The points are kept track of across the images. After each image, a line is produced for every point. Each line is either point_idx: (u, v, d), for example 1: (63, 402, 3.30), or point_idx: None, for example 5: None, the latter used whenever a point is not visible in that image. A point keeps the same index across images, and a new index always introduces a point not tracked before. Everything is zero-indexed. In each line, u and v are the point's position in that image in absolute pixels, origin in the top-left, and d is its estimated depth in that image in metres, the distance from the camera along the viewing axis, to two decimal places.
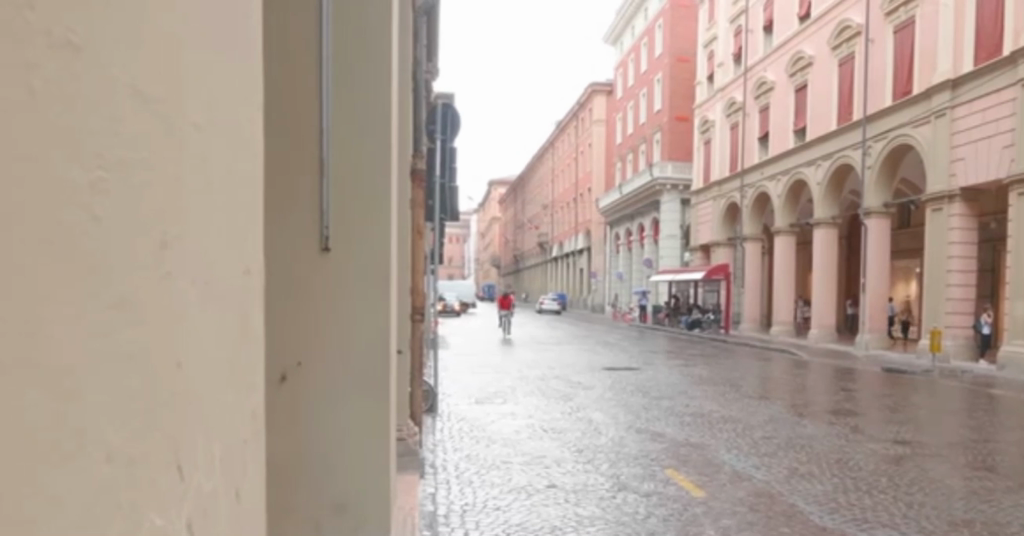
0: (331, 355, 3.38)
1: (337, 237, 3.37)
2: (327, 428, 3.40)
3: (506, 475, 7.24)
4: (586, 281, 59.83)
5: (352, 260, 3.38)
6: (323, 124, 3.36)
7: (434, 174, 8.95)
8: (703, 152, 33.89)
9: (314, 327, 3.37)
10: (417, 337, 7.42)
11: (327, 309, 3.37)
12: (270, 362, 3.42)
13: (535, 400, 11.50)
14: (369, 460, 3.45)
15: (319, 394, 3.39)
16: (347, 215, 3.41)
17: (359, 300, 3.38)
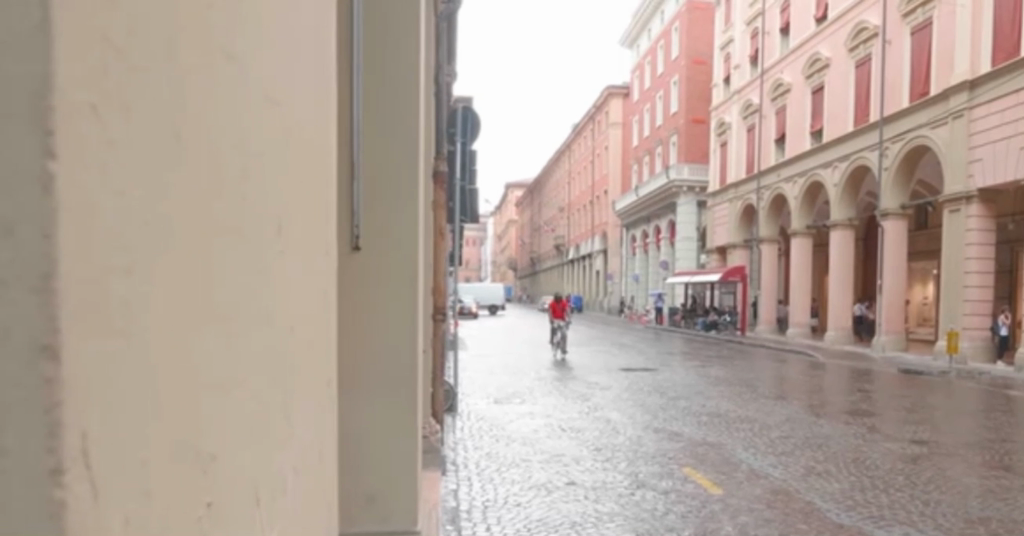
0: (365, 356, 3.52)
1: (368, 229, 3.51)
2: (359, 420, 3.54)
3: (526, 472, 7.38)
4: (601, 283, 59.90)
5: (387, 256, 3.52)
6: (353, 128, 3.49)
7: (454, 176, 9.15)
8: (720, 154, 33.98)
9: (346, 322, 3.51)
10: (438, 337, 7.56)
11: (360, 302, 3.51)
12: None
13: (553, 400, 11.64)
14: (398, 458, 3.59)
15: (350, 389, 3.53)
16: (379, 215, 3.55)
17: (390, 301, 3.53)
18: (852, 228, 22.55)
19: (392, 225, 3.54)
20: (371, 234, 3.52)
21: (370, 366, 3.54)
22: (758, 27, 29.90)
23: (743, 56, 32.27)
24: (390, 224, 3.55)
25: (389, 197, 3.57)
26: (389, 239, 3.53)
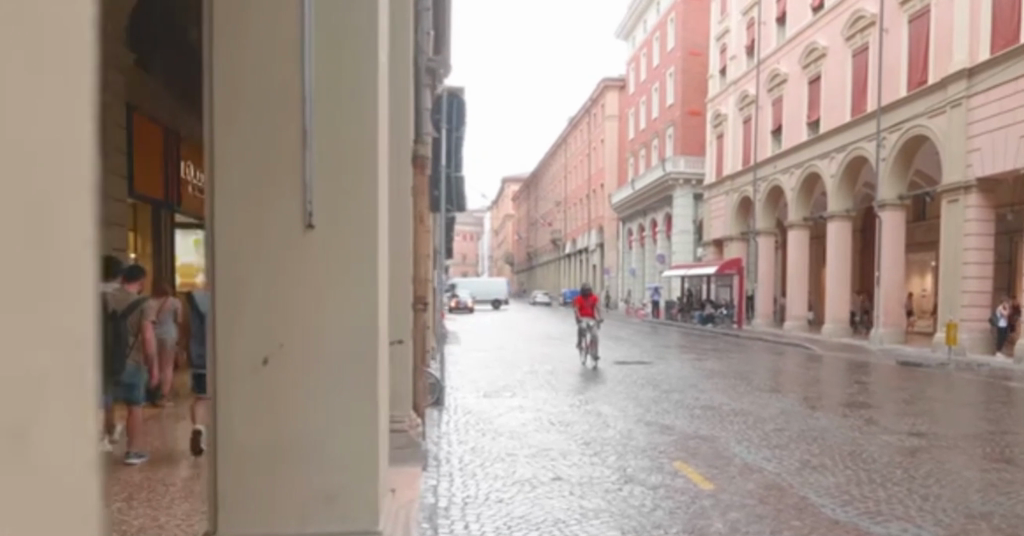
0: (320, 339, 3.37)
1: (321, 209, 3.37)
2: (319, 410, 3.39)
3: (510, 467, 7.09)
4: (600, 277, 59.54)
5: (340, 241, 3.37)
6: (305, 102, 3.34)
7: (440, 164, 8.77)
8: (716, 146, 33.78)
9: (296, 308, 3.37)
10: (421, 326, 7.31)
11: (313, 288, 3.37)
12: (249, 348, 3.36)
13: (544, 393, 11.34)
14: (360, 451, 3.42)
15: (307, 379, 3.38)
16: (339, 193, 3.39)
17: (347, 284, 3.37)
18: (851, 220, 22.25)
19: (348, 206, 3.39)
20: (323, 214, 3.37)
21: (328, 357, 3.38)
22: (755, 17, 29.57)
23: (740, 47, 31.98)
24: (345, 204, 3.39)
25: (343, 175, 3.39)
26: (345, 219, 3.38)
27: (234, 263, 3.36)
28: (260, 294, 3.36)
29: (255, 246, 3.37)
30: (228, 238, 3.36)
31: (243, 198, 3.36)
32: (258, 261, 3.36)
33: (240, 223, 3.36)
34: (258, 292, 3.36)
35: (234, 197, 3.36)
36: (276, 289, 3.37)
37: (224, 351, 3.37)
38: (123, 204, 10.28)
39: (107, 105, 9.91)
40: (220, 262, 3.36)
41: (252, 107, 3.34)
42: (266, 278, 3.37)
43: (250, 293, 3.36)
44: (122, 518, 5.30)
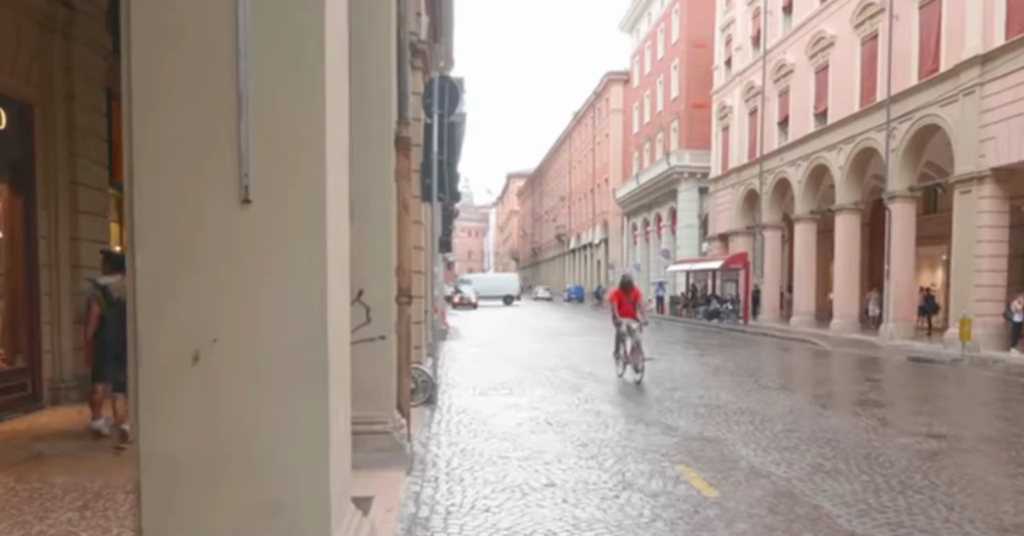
0: (262, 332, 2.93)
1: (260, 182, 2.94)
2: (260, 411, 2.94)
3: (501, 471, 6.45)
4: (604, 272, 58.92)
5: (284, 219, 2.94)
6: (240, 58, 2.90)
7: (430, 151, 7.70)
8: (721, 139, 33.25)
9: (231, 297, 2.93)
10: (405, 322, 6.71)
11: (253, 272, 2.93)
12: (176, 342, 2.91)
13: (543, 391, 10.72)
14: (308, 455, 2.95)
15: (246, 374, 2.93)
16: (282, 162, 2.95)
17: (293, 263, 2.94)
18: (859, 213, 21.50)
19: (293, 178, 2.95)
20: (263, 186, 2.94)
21: (270, 351, 2.93)
22: (761, 7, 29.02)
23: (745, 39, 31.40)
24: (288, 175, 2.95)
25: (284, 141, 2.94)
26: (289, 193, 2.95)
27: (160, 243, 2.91)
28: (189, 280, 2.91)
29: (183, 225, 2.92)
30: (152, 218, 2.91)
31: (171, 170, 2.92)
32: (187, 243, 2.92)
33: (166, 201, 2.92)
34: (186, 279, 2.91)
35: (160, 170, 2.91)
36: (207, 273, 2.92)
37: (147, 348, 2.91)
38: (102, 194, 9.77)
39: (83, 90, 9.41)
40: (143, 246, 2.91)
41: (179, 65, 2.90)
42: (194, 262, 2.92)
43: (178, 279, 2.91)
44: (69, 531, 4.87)
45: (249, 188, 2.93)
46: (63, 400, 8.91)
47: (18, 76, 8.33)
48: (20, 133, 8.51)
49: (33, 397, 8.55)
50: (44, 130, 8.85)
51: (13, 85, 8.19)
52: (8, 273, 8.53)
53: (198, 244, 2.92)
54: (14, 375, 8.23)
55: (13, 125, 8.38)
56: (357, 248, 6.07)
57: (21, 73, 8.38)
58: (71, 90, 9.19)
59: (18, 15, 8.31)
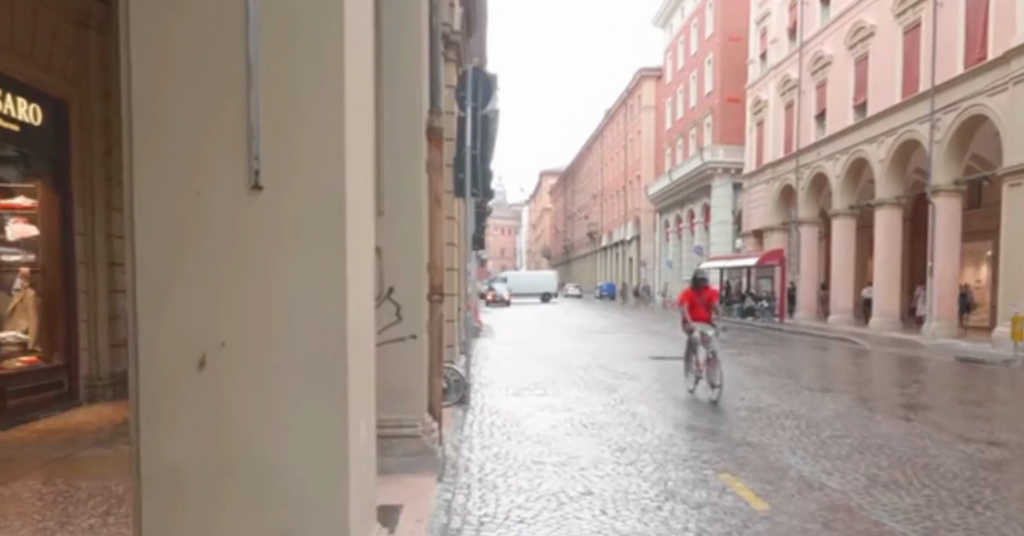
0: (273, 333, 2.63)
1: (271, 165, 2.64)
2: (271, 419, 2.63)
3: (535, 478, 6.04)
4: (636, 269, 58.27)
5: (298, 207, 2.63)
6: (250, 26, 2.60)
7: (463, 145, 7.25)
8: (757, 134, 32.62)
9: (241, 294, 2.62)
10: (437, 322, 6.38)
11: (263, 267, 2.63)
12: (180, 343, 2.62)
13: (577, 391, 10.33)
14: (326, 470, 2.64)
15: (257, 378, 2.63)
16: (294, 143, 2.64)
17: (308, 256, 2.63)
18: (900, 207, 20.88)
19: (308, 161, 2.64)
20: (275, 171, 2.64)
21: (283, 353, 2.63)
22: None
23: (781, 31, 30.72)
24: (303, 157, 2.64)
25: (298, 119, 2.64)
26: (303, 178, 2.64)
27: (162, 234, 2.62)
28: (194, 275, 2.62)
29: (187, 214, 2.63)
30: (153, 207, 2.63)
31: (173, 155, 2.63)
32: (191, 235, 2.62)
33: (167, 188, 2.63)
34: (190, 274, 2.62)
35: (161, 153, 2.62)
36: (214, 267, 2.62)
37: (148, 351, 2.63)
38: None
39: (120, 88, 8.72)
40: (143, 237, 2.62)
41: (182, 35, 2.60)
42: (199, 256, 2.62)
43: (182, 275, 2.62)
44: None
45: (259, 173, 2.62)
46: (100, 400, 8.19)
47: (53, 74, 7.64)
48: (53, 133, 7.82)
49: (69, 395, 7.88)
50: (82, 129, 8.18)
51: (49, 82, 7.52)
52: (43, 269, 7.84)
53: (203, 236, 2.62)
54: (49, 374, 7.54)
55: (48, 124, 7.71)
56: (384, 242, 5.77)
57: (59, 70, 7.73)
58: (107, 86, 8.52)
59: (55, 14, 7.63)
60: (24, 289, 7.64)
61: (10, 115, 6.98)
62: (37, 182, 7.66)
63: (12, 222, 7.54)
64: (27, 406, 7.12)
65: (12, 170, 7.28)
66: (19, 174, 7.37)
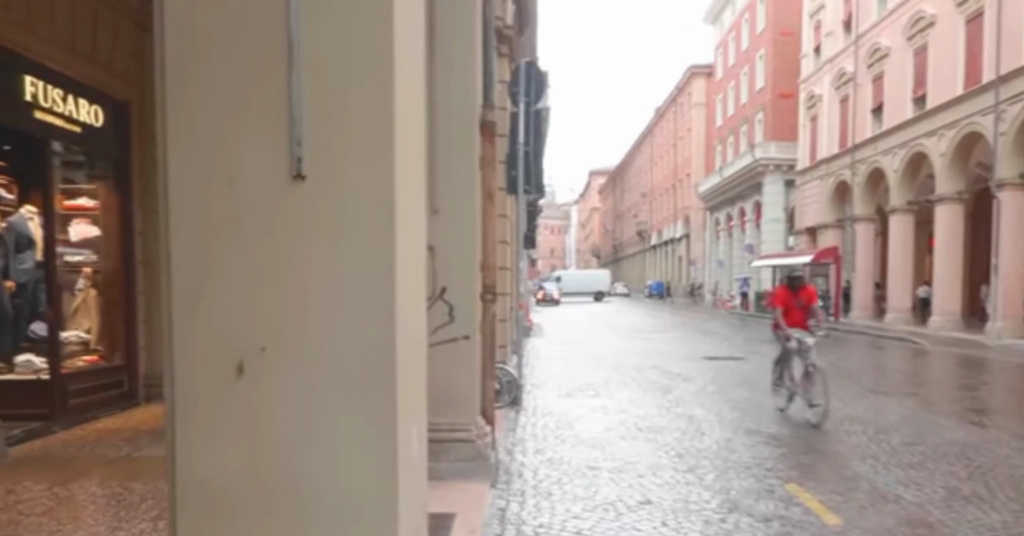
0: (313, 338, 2.40)
1: (312, 154, 2.41)
2: (312, 430, 2.41)
3: (592, 485, 5.68)
4: (684, 269, 57.32)
5: (340, 201, 2.40)
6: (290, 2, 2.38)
7: (516, 141, 7.02)
8: (811, 129, 31.91)
9: (279, 296, 2.42)
10: (490, 322, 6.15)
11: (303, 266, 2.41)
12: (218, 348, 2.44)
13: (630, 392, 10.01)
14: (370, 487, 2.40)
15: (297, 386, 2.41)
16: (337, 131, 2.41)
17: (351, 251, 2.40)
18: (962, 203, 20.15)
19: (353, 151, 2.41)
20: (317, 161, 2.41)
21: (324, 359, 2.40)
22: None
23: (835, 24, 29.91)
24: (348, 147, 2.41)
25: (342, 103, 2.41)
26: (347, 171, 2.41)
27: (200, 230, 2.44)
28: (231, 274, 2.43)
29: (224, 208, 2.44)
30: (189, 200, 2.45)
31: (212, 144, 2.44)
32: (228, 230, 2.43)
33: (205, 180, 2.45)
34: (227, 272, 2.43)
35: (200, 146, 2.45)
36: (252, 265, 2.42)
37: (185, 353, 2.46)
38: None
39: None
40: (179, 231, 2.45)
41: (220, 15, 2.41)
42: (236, 253, 2.42)
43: (220, 273, 2.43)
44: None
45: (300, 162, 2.40)
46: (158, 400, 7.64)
47: (116, 75, 7.13)
48: (116, 135, 7.30)
49: (128, 395, 7.36)
50: (141, 132, 7.60)
51: (110, 83, 7.01)
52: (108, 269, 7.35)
53: (240, 231, 2.42)
54: (109, 373, 7.08)
55: (111, 126, 7.21)
56: (438, 240, 5.59)
57: (119, 70, 7.18)
58: None
59: (118, 13, 7.09)
60: (87, 289, 7.07)
61: (68, 116, 6.53)
62: (99, 183, 7.16)
63: (75, 223, 6.92)
64: (88, 406, 6.69)
65: (79, 172, 6.87)
66: (84, 174, 6.95)
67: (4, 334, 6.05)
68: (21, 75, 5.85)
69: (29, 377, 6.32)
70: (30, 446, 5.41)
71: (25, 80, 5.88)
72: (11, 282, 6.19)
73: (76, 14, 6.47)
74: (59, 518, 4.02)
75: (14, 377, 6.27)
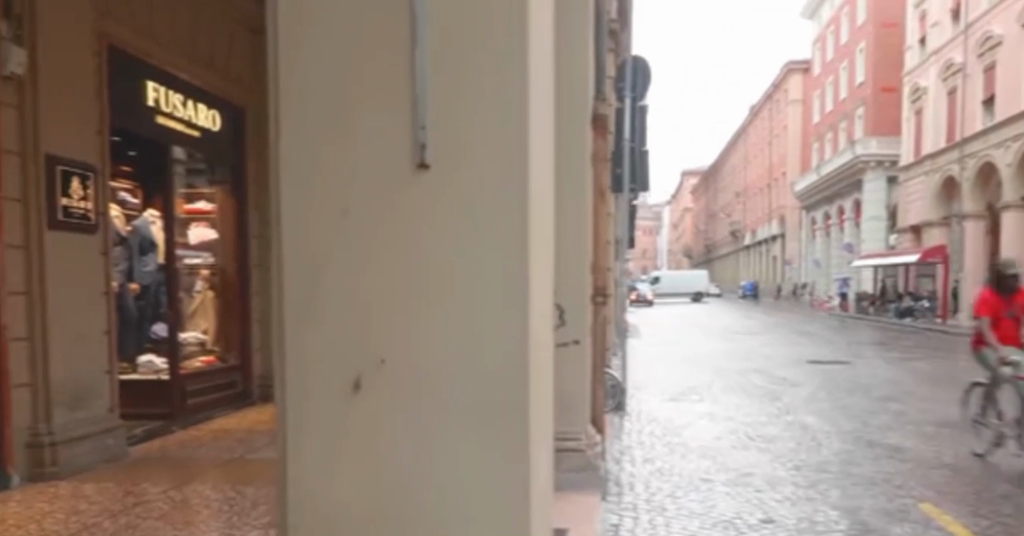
0: (435, 362, 1.86)
1: (438, 132, 1.86)
2: (443, 468, 1.87)
3: (707, 497, 5.28)
4: (780, 269, 55.77)
5: (463, 190, 1.86)
6: None
7: (621, 138, 6.85)
8: (915, 124, 30.49)
9: (402, 302, 1.88)
10: (602, 325, 6.10)
11: (430, 263, 1.86)
12: (330, 362, 1.91)
13: (737, 398, 9.59)
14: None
15: (423, 409, 1.87)
16: (460, 99, 1.86)
17: (489, 236, 1.84)
18: None
19: (482, 122, 1.86)
20: (447, 143, 1.87)
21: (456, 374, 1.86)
22: None
23: (943, 13, 28.50)
24: (472, 118, 1.86)
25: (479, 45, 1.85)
26: (473, 151, 1.86)
27: (306, 211, 1.92)
28: (347, 271, 1.90)
29: (332, 189, 1.91)
30: (297, 175, 1.92)
31: (320, 109, 1.90)
32: (342, 216, 1.90)
33: (320, 148, 1.91)
34: (341, 268, 1.90)
35: (303, 105, 1.91)
36: (365, 266, 1.89)
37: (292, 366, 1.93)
38: None
39: None
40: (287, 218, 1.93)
41: None
42: (351, 245, 1.90)
43: (330, 273, 1.91)
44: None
45: (423, 145, 1.86)
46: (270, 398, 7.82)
47: (231, 81, 7.28)
48: (233, 141, 7.47)
49: (243, 395, 7.51)
50: (255, 136, 7.79)
51: (226, 88, 7.15)
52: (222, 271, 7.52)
53: (356, 218, 1.90)
54: (224, 372, 7.23)
55: (228, 131, 7.37)
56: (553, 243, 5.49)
57: (236, 76, 7.36)
58: None
59: (234, 22, 7.25)
60: (205, 291, 7.34)
61: (190, 121, 6.70)
62: (219, 187, 7.37)
63: (193, 227, 7.17)
64: (205, 404, 6.85)
65: (199, 177, 7.09)
66: (205, 180, 7.19)
67: (127, 332, 6.35)
68: (145, 82, 6.01)
69: (150, 378, 6.50)
70: (150, 445, 5.61)
71: (148, 85, 6.04)
72: (135, 285, 6.52)
73: (196, 22, 6.62)
74: (175, 523, 3.91)
75: (135, 376, 6.46)
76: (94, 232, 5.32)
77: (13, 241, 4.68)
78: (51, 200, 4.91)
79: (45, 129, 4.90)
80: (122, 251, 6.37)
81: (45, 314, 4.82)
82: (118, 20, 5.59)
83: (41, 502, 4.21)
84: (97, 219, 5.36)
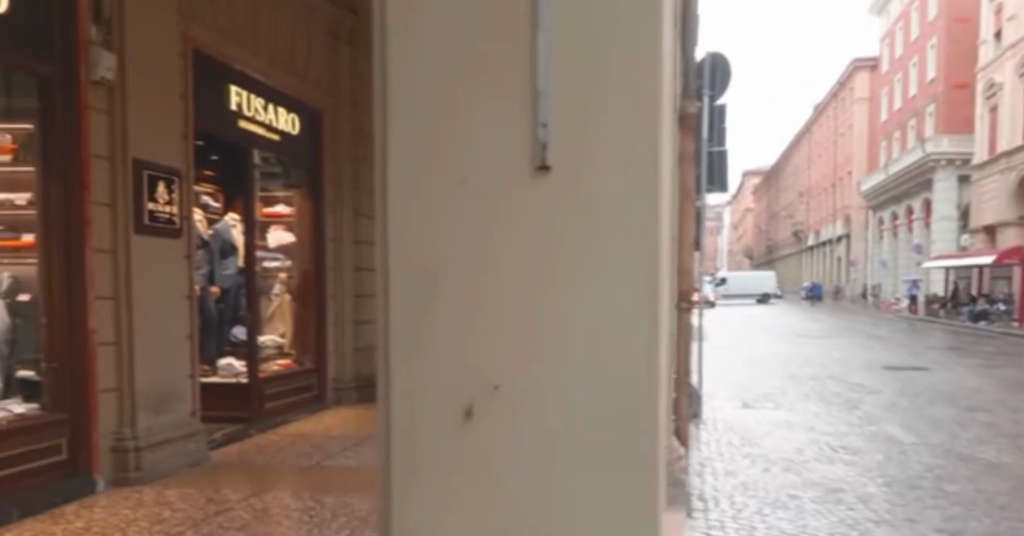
0: (569, 395, 1.40)
1: (561, 134, 1.40)
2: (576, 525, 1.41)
3: (798, 514, 5.02)
4: (845, 270, 54.68)
5: (587, 190, 1.39)
6: None
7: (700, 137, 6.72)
8: (990, 121, 29.48)
9: (528, 318, 1.41)
10: (684, 330, 5.90)
11: (563, 261, 1.39)
12: (434, 388, 1.45)
13: (814, 405, 9.30)
14: None
15: (548, 447, 1.41)
16: (584, 95, 1.39)
17: (635, 216, 1.37)
18: None
19: (610, 123, 1.38)
20: (573, 108, 1.40)
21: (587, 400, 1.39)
22: None
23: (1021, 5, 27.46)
24: (601, 105, 1.38)
25: None
26: (605, 115, 1.38)
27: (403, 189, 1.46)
28: (459, 280, 1.43)
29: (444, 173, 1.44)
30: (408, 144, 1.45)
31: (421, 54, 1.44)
32: (459, 199, 1.43)
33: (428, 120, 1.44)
34: (457, 268, 1.43)
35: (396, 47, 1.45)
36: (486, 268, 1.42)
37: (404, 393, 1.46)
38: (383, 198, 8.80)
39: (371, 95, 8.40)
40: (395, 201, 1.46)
41: None
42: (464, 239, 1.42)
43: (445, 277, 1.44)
44: None
45: (543, 145, 1.39)
46: (345, 402, 7.91)
47: (310, 85, 7.31)
48: (312, 144, 7.50)
49: (318, 398, 7.53)
50: (333, 139, 7.84)
51: (306, 92, 7.18)
52: (301, 275, 7.51)
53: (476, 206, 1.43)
54: (301, 376, 7.27)
55: (306, 135, 7.39)
56: None
57: (315, 80, 7.40)
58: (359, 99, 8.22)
59: (312, 26, 7.31)
60: (283, 294, 7.34)
61: (270, 125, 6.73)
62: (296, 190, 7.38)
63: (272, 230, 7.16)
64: (283, 408, 6.86)
65: (276, 181, 7.10)
66: (282, 184, 7.18)
67: (207, 336, 6.46)
68: (229, 86, 6.06)
69: (230, 381, 6.56)
70: (230, 449, 5.64)
71: (231, 90, 6.08)
72: (215, 288, 6.58)
73: (277, 27, 6.66)
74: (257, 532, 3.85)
75: (216, 379, 6.56)
76: (178, 237, 5.36)
77: (101, 246, 4.73)
78: (138, 205, 4.97)
79: (134, 134, 4.96)
80: (205, 255, 6.46)
81: (131, 318, 4.88)
82: (204, 25, 5.65)
83: (126, 508, 4.22)
84: (181, 224, 5.41)
